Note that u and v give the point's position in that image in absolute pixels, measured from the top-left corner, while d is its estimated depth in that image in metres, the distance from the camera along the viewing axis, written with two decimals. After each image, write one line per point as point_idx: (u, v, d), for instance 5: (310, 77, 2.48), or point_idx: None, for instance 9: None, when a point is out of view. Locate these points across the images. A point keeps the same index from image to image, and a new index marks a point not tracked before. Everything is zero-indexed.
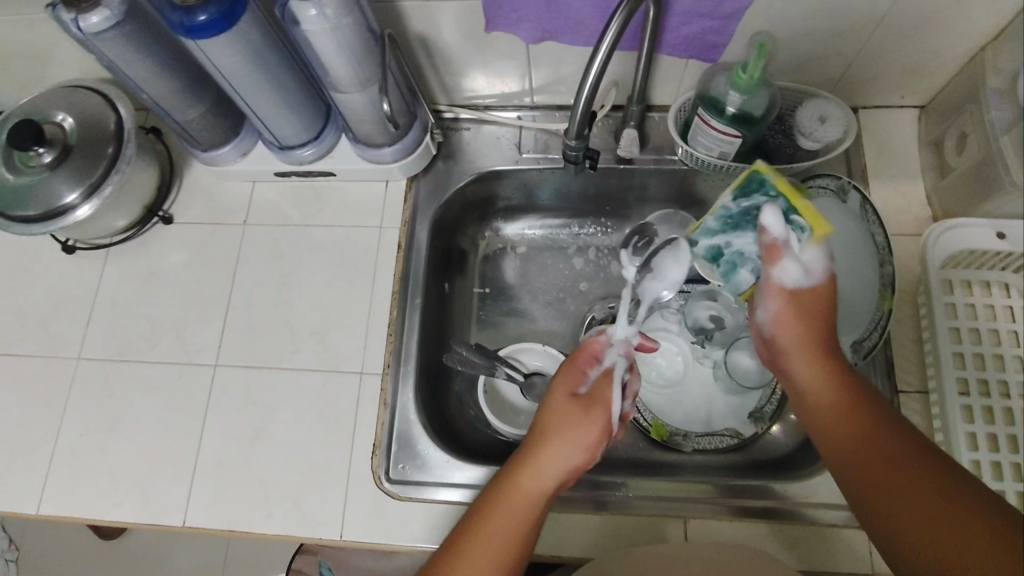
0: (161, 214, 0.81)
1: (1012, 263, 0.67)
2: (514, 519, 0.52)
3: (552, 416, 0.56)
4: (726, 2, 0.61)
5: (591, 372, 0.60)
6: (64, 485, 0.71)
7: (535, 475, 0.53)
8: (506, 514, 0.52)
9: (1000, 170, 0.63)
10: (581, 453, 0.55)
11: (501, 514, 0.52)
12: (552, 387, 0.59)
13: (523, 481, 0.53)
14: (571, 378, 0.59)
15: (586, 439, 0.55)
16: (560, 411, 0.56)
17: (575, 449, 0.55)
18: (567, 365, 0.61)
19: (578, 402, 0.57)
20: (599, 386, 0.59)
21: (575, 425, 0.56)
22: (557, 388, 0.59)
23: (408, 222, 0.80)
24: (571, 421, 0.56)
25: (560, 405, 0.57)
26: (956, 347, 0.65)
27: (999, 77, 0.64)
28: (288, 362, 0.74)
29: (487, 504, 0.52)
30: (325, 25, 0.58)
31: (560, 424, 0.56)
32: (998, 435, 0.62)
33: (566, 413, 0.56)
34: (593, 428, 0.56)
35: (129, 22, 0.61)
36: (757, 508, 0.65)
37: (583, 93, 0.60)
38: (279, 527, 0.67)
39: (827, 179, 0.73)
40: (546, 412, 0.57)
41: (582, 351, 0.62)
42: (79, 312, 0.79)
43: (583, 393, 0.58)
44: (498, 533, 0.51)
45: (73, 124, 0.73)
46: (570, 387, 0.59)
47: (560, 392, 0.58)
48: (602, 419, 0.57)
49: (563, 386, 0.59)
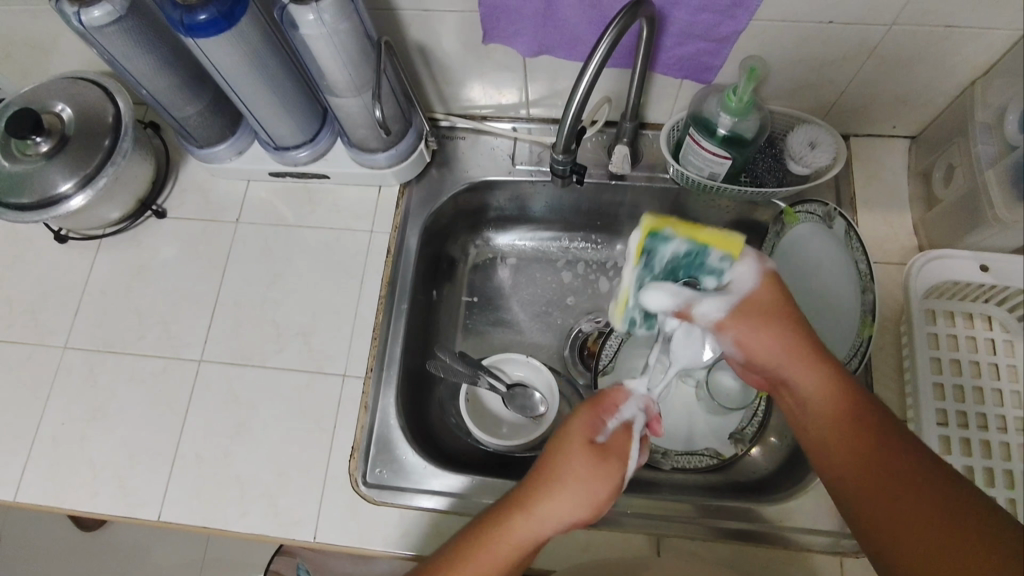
0: (154, 209, 0.82)
1: (994, 296, 0.68)
2: (502, 560, 0.51)
3: (565, 463, 0.53)
4: (720, 26, 0.62)
5: (608, 422, 0.56)
6: (41, 473, 0.71)
7: (532, 520, 0.52)
8: (494, 554, 0.51)
9: (985, 204, 0.64)
10: (583, 508, 0.52)
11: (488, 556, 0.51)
12: (568, 431, 0.55)
13: (520, 526, 0.52)
14: (588, 424, 0.55)
15: (597, 498, 0.53)
16: (575, 458, 0.53)
17: (579, 507, 0.52)
18: (588, 410, 0.56)
19: (596, 454, 0.53)
20: (615, 440, 0.55)
21: (584, 478, 0.52)
22: (575, 432, 0.55)
23: (400, 228, 0.80)
24: (583, 472, 0.52)
25: (573, 451, 0.53)
26: (936, 377, 0.65)
27: (987, 111, 0.64)
28: (271, 361, 0.74)
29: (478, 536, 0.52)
30: (323, 30, 0.59)
31: (573, 477, 0.52)
32: (974, 467, 0.62)
33: (583, 465, 0.53)
34: (603, 485, 0.52)
35: (130, 17, 0.61)
36: (734, 530, 0.65)
37: (573, 109, 0.61)
38: (253, 525, 0.67)
39: (815, 205, 0.73)
40: (558, 457, 0.53)
41: (607, 398, 0.57)
42: (68, 301, 0.79)
43: (600, 443, 0.54)
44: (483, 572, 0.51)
45: (72, 115, 0.74)
46: (587, 432, 0.54)
47: (577, 440, 0.54)
48: (615, 477, 0.53)
49: (579, 431, 0.54)
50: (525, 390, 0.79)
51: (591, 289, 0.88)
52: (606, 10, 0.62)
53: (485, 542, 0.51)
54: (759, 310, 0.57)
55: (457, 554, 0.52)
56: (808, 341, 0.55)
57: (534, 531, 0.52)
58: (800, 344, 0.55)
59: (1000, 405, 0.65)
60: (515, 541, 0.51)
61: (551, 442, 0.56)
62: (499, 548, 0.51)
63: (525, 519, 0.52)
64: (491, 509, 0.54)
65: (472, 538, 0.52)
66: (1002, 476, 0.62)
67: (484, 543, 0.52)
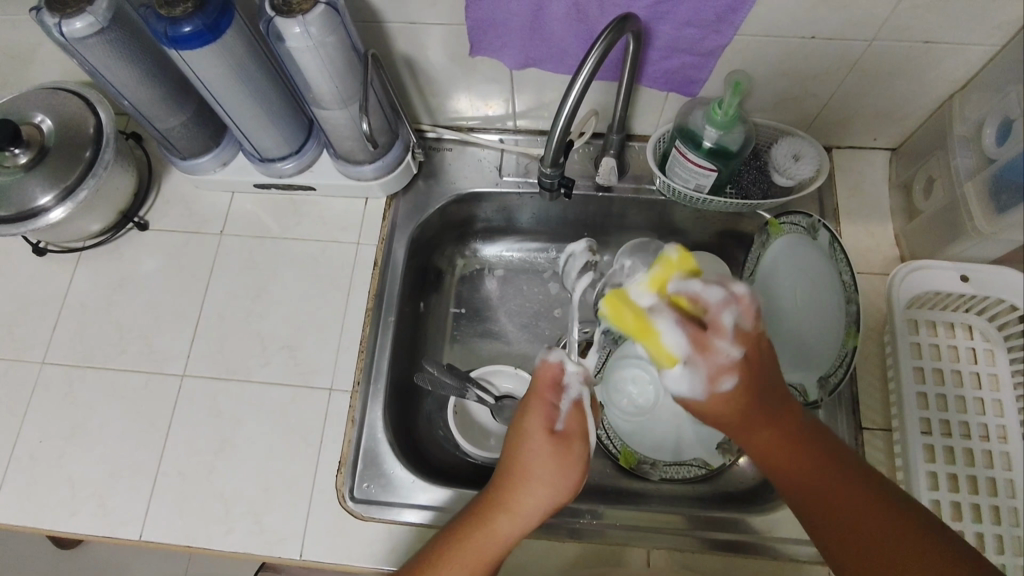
0: (136, 221, 0.80)
1: (974, 306, 0.69)
2: (485, 560, 0.52)
3: (527, 461, 0.53)
4: (705, 41, 0.63)
5: (559, 404, 0.54)
6: (18, 492, 0.69)
7: (511, 519, 0.53)
8: (476, 555, 0.52)
9: (964, 216, 0.65)
10: (558, 495, 0.53)
11: (471, 558, 0.52)
12: (526, 427, 0.54)
13: (498, 526, 0.52)
14: (543, 413, 0.54)
15: (568, 481, 0.53)
16: (538, 454, 0.53)
17: (555, 494, 0.53)
18: (538, 399, 0.55)
19: (557, 444, 0.53)
20: (573, 422, 0.54)
21: (550, 469, 0.52)
22: (531, 426, 0.53)
23: (386, 240, 0.80)
24: (548, 465, 0.52)
25: (534, 446, 0.53)
26: (919, 386, 0.66)
27: (965, 125, 0.66)
28: (256, 375, 0.73)
29: (449, 545, 0.52)
30: (309, 43, 0.58)
31: (537, 472, 0.52)
32: (959, 476, 0.63)
33: (546, 457, 0.52)
34: (571, 471, 0.53)
35: (113, 29, 0.61)
36: (722, 541, 0.65)
37: (560, 122, 0.61)
38: (238, 543, 0.66)
39: (799, 217, 0.75)
40: (521, 454, 0.53)
41: (547, 379, 0.55)
42: (46, 315, 0.78)
43: (560, 432, 0.53)
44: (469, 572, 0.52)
45: (52, 127, 0.73)
46: (545, 423, 0.53)
47: (537, 432, 0.53)
48: (579, 459, 0.53)
49: (537, 424, 0.53)
50: (514, 401, 0.78)
51: (578, 300, 0.88)
52: (593, 24, 0.63)
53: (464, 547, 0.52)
54: (755, 371, 0.49)
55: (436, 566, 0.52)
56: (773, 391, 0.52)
57: (512, 528, 0.53)
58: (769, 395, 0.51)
59: (982, 413, 0.66)
60: (499, 540, 0.52)
61: (510, 435, 0.55)
62: (482, 548, 0.52)
63: (502, 517, 0.53)
64: (466, 510, 0.55)
65: (450, 541, 0.53)
66: (985, 484, 0.63)
67: (462, 546, 0.52)
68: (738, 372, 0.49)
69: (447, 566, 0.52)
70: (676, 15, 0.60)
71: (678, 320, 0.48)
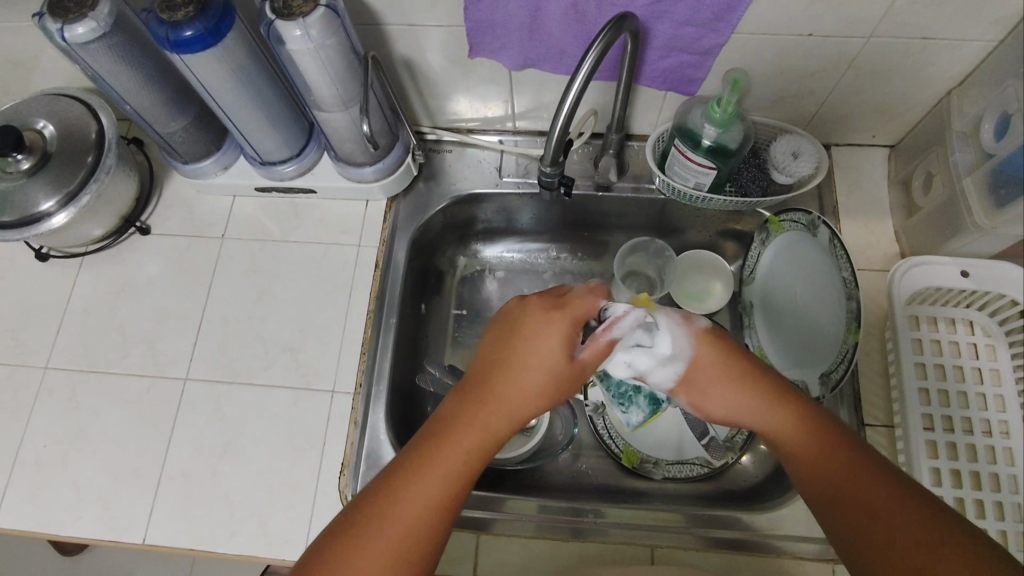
0: (138, 225, 0.81)
1: (975, 301, 0.69)
2: (461, 465, 0.51)
3: (530, 364, 0.54)
4: (703, 39, 0.63)
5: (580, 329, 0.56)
6: (23, 497, 0.70)
7: (492, 418, 0.53)
8: (453, 463, 0.51)
9: (964, 212, 0.65)
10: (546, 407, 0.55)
11: (449, 457, 0.51)
12: (550, 326, 0.55)
13: (485, 423, 0.53)
14: (566, 340, 0.55)
15: (554, 396, 0.55)
16: (551, 363, 0.54)
17: (543, 403, 0.55)
18: (562, 321, 0.55)
19: (569, 364, 0.55)
20: (592, 353, 0.56)
21: (554, 383, 0.54)
22: (550, 344, 0.54)
23: (387, 243, 0.80)
24: (557, 377, 0.54)
25: (551, 348, 0.54)
26: (921, 383, 0.66)
27: (963, 120, 0.66)
28: (259, 377, 0.73)
29: (429, 452, 0.51)
30: (309, 46, 0.59)
31: (537, 375, 0.54)
32: (961, 471, 0.63)
33: (557, 369, 0.54)
34: (564, 393, 0.56)
35: (114, 33, 0.61)
36: (724, 538, 0.65)
37: (560, 121, 0.61)
38: (241, 545, 0.66)
39: (798, 214, 0.75)
40: (527, 352, 0.54)
41: (581, 312, 0.56)
42: (49, 320, 0.78)
43: (576, 357, 0.55)
44: (446, 481, 0.51)
45: (54, 132, 0.73)
46: (565, 348, 0.55)
47: (557, 343, 0.54)
48: (574, 385, 0.56)
49: (560, 343, 0.54)
50: None
51: None
52: (591, 24, 0.63)
53: (441, 452, 0.51)
54: (702, 375, 0.57)
55: (427, 463, 0.51)
56: (749, 394, 0.55)
57: (496, 429, 0.53)
58: (741, 394, 0.55)
59: (984, 409, 0.66)
60: (477, 438, 0.52)
61: (505, 332, 0.57)
62: (476, 440, 0.52)
63: (488, 415, 0.53)
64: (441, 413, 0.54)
65: (432, 444, 0.52)
66: (988, 479, 0.63)
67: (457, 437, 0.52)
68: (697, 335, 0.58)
69: (423, 475, 0.50)
70: (675, 14, 0.60)
71: (674, 319, 0.59)
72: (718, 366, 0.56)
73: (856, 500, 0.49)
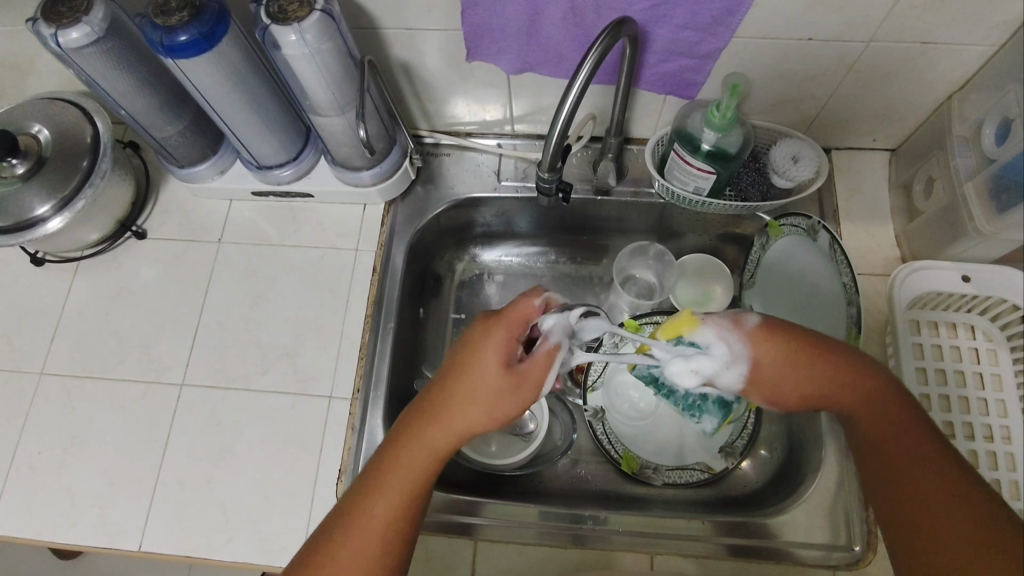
0: (134, 229, 0.80)
1: (977, 306, 0.69)
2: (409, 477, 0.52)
3: (464, 380, 0.52)
4: (703, 43, 0.62)
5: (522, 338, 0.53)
6: (18, 504, 0.69)
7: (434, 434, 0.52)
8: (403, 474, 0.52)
9: (965, 217, 0.64)
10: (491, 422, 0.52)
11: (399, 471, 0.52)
12: (481, 340, 0.52)
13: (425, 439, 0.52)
14: (505, 346, 0.52)
15: (504, 411, 0.51)
16: (485, 378, 0.51)
17: (485, 419, 0.52)
18: (503, 329, 0.53)
19: (508, 375, 0.51)
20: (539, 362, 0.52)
21: (492, 396, 0.51)
22: (486, 355, 0.52)
23: (385, 247, 0.79)
24: (495, 391, 0.51)
25: (483, 364, 0.51)
26: (922, 388, 0.66)
27: (964, 125, 0.66)
28: (256, 383, 0.73)
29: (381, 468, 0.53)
30: (305, 51, 0.58)
31: (471, 391, 0.52)
32: None
33: (491, 384, 0.51)
34: (513, 404, 0.51)
35: (109, 37, 0.60)
36: (726, 545, 0.64)
37: (558, 126, 0.61)
38: (239, 552, 0.66)
39: (799, 219, 0.74)
40: (465, 368, 0.52)
41: (520, 316, 0.53)
42: (45, 325, 0.78)
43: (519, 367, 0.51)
44: (398, 492, 0.52)
45: (49, 137, 0.73)
46: (503, 357, 0.52)
47: (493, 357, 0.52)
48: (524, 398, 0.52)
49: (497, 352, 0.52)
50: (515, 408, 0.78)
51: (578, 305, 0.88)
52: (590, 28, 0.62)
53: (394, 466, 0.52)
54: (778, 375, 0.53)
55: (374, 489, 0.52)
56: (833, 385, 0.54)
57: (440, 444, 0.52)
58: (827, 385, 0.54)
59: (985, 414, 0.66)
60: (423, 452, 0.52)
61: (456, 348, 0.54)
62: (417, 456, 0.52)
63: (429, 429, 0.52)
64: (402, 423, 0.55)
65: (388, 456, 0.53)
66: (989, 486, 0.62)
67: (401, 458, 0.52)
68: (754, 339, 0.53)
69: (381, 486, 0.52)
70: (674, 18, 0.59)
71: (720, 325, 0.53)
72: (800, 359, 0.53)
73: (919, 493, 0.51)
